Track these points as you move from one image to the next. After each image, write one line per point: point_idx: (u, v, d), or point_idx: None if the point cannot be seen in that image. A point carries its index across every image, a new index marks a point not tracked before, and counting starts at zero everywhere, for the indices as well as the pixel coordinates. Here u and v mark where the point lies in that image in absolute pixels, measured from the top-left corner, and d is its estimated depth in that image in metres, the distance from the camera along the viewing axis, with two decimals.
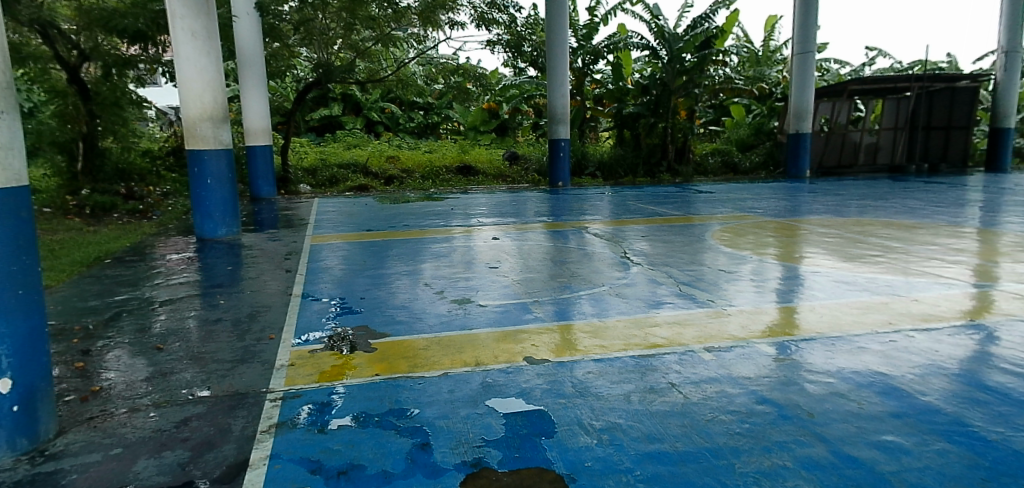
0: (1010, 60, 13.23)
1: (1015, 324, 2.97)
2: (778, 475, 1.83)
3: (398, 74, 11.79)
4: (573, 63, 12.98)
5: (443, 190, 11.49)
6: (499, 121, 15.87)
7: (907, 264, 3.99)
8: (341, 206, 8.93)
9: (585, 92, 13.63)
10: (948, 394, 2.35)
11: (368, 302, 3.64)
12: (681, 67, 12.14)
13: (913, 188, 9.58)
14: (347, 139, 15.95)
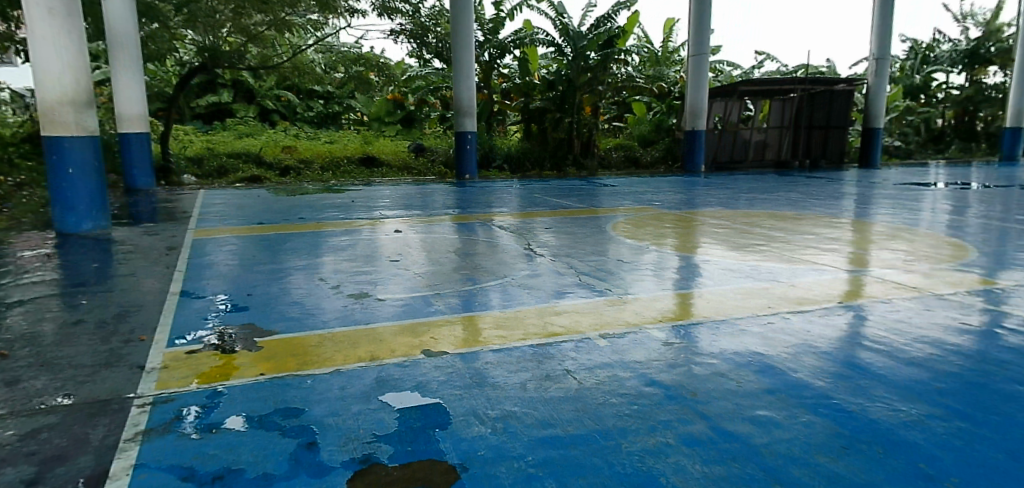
0: (879, 67, 14.88)
1: (875, 305, 3.23)
2: (662, 453, 1.93)
3: (294, 60, 11.16)
4: (479, 56, 12.89)
5: (343, 183, 11.03)
6: (404, 112, 15.44)
7: (788, 252, 4.29)
8: (230, 199, 8.29)
9: (492, 85, 13.54)
10: (816, 370, 2.52)
11: (256, 298, 3.24)
12: (585, 65, 12.63)
13: (783, 182, 10.53)
14: (238, 128, 14.98)
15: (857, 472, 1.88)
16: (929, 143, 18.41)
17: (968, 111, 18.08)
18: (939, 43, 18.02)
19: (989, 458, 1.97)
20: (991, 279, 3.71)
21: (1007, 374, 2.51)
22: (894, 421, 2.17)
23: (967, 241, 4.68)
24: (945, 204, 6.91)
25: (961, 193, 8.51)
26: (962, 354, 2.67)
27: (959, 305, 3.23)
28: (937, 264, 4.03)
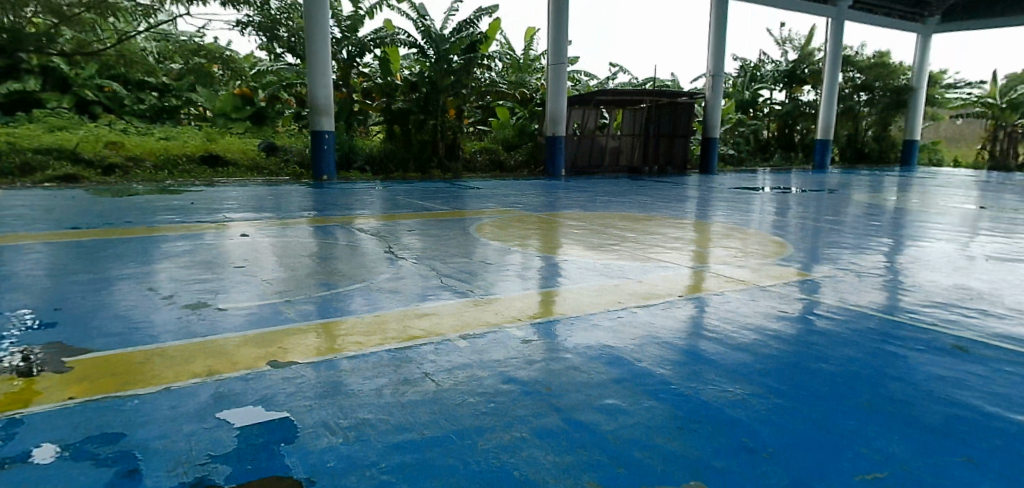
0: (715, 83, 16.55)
1: (710, 297, 3.56)
2: (516, 447, 1.97)
3: (120, 48, 10.39)
4: (337, 53, 13.03)
5: (181, 183, 10.21)
6: (254, 108, 14.79)
7: (637, 251, 4.60)
8: (36, 200, 7.29)
9: (352, 84, 13.45)
10: (659, 359, 2.73)
11: (68, 313, 2.86)
12: (449, 68, 12.85)
13: (634, 186, 11.42)
14: (49, 120, 12.63)
15: (690, 450, 2.07)
16: (757, 152, 20.83)
17: (787, 125, 20.75)
18: (764, 63, 20.46)
19: (797, 428, 2.27)
20: (803, 271, 4.26)
21: (813, 353, 2.88)
22: (723, 401, 2.41)
23: (785, 238, 5.33)
24: (768, 207, 7.83)
25: (780, 196, 9.70)
26: (779, 338, 3.03)
27: (778, 295, 3.66)
28: (761, 259, 4.55)
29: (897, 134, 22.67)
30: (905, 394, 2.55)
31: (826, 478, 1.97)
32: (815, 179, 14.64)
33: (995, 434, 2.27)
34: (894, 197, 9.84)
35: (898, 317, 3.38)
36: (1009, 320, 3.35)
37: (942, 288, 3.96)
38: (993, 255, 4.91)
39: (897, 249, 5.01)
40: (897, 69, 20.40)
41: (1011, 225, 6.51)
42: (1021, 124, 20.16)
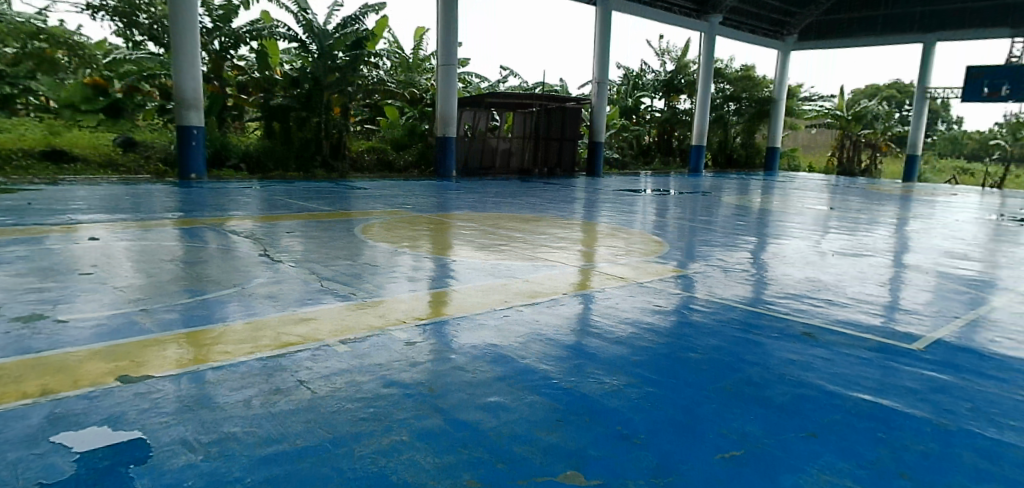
0: (601, 89, 17.30)
1: (593, 294, 3.71)
2: (394, 451, 1.94)
3: None
4: (208, 44, 12.22)
5: (17, 182, 9.17)
6: (109, 100, 12.55)
7: (525, 251, 4.70)
8: None
9: (225, 77, 12.61)
10: (542, 355, 2.80)
11: None
12: (333, 64, 12.64)
13: (525, 187, 11.70)
14: None
15: (568, 441, 2.14)
16: (640, 157, 21.99)
17: (666, 131, 22.20)
18: (645, 72, 21.81)
19: (666, 414, 2.41)
20: (678, 268, 4.56)
21: (683, 343, 3.08)
22: (601, 393, 2.52)
23: (663, 238, 5.67)
24: (649, 208, 8.29)
25: (661, 198, 10.31)
26: (653, 330, 3.21)
27: (655, 290, 3.88)
28: (641, 257, 4.80)
29: (762, 140, 24.60)
30: (761, 377, 2.80)
31: (690, 459, 2.12)
32: (693, 182, 15.71)
33: (833, 410, 2.55)
34: (759, 199, 10.79)
35: (758, 308, 3.70)
36: (848, 308, 3.78)
37: (796, 280, 4.38)
38: (838, 251, 5.51)
39: (760, 246, 5.49)
40: (761, 81, 22.62)
41: (853, 224, 7.34)
42: (862, 134, 22.76)
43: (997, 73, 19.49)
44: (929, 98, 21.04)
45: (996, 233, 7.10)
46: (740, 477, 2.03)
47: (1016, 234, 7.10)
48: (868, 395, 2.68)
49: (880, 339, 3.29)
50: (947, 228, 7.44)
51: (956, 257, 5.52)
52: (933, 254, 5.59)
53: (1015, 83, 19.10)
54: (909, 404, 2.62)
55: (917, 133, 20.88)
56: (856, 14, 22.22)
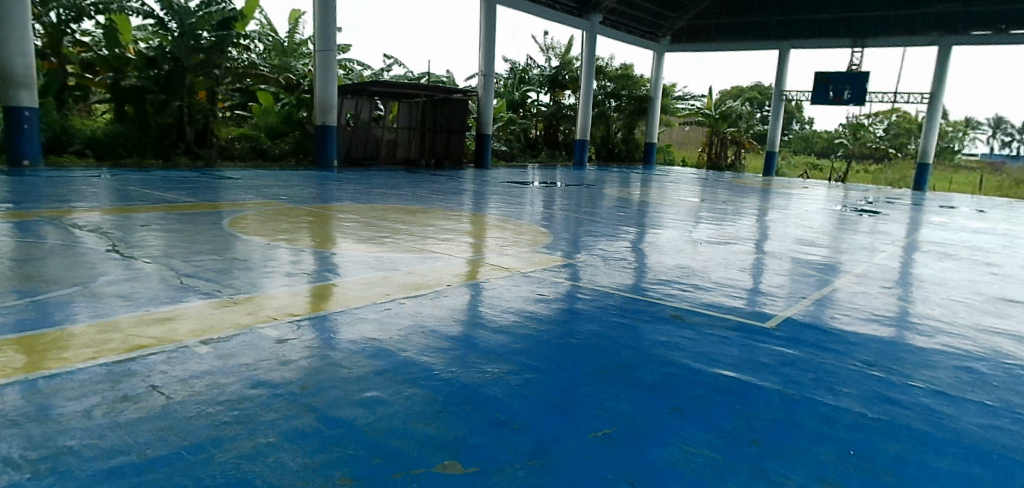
0: (487, 82, 17.41)
1: (476, 285, 3.74)
2: (259, 454, 1.84)
3: None
4: (42, 16, 11.39)
5: None
6: None
7: (408, 243, 4.64)
8: None
9: (65, 55, 11.80)
10: (423, 347, 2.78)
11: None
12: (196, 45, 11.94)
13: (411, 179, 11.56)
14: None
15: (448, 431, 2.14)
16: (527, 150, 22.33)
17: (553, 125, 22.65)
18: (531, 67, 22.43)
19: (544, 399, 2.48)
20: (562, 259, 4.70)
21: (564, 330, 3.19)
22: (482, 381, 2.54)
23: (548, 229, 5.83)
24: (537, 200, 8.49)
25: (548, 190, 10.60)
26: (535, 318, 3.29)
27: (538, 280, 3.98)
28: (526, 248, 4.91)
29: (640, 136, 25.59)
30: (635, 359, 2.95)
31: (566, 440, 2.19)
32: (579, 175, 16.31)
33: (697, 386, 2.75)
34: (639, 192, 11.40)
35: (634, 294, 3.91)
36: (713, 292, 4.10)
37: (668, 268, 4.68)
38: (706, 239, 5.95)
39: (638, 236, 5.80)
40: (640, 80, 24.03)
41: (720, 215, 7.96)
42: (728, 132, 24.97)
43: (839, 79, 21.57)
44: (784, 100, 23.40)
45: (837, 222, 7.99)
46: (611, 455, 2.13)
47: (853, 223, 8.04)
48: (727, 371, 2.92)
49: (739, 319, 3.60)
50: (798, 217, 8.27)
51: (805, 243, 6.15)
52: (787, 241, 6.19)
53: (854, 89, 21.29)
54: (763, 378, 2.88)
55: (774, 132, 23.01)
56: (721, 20, 23.94)
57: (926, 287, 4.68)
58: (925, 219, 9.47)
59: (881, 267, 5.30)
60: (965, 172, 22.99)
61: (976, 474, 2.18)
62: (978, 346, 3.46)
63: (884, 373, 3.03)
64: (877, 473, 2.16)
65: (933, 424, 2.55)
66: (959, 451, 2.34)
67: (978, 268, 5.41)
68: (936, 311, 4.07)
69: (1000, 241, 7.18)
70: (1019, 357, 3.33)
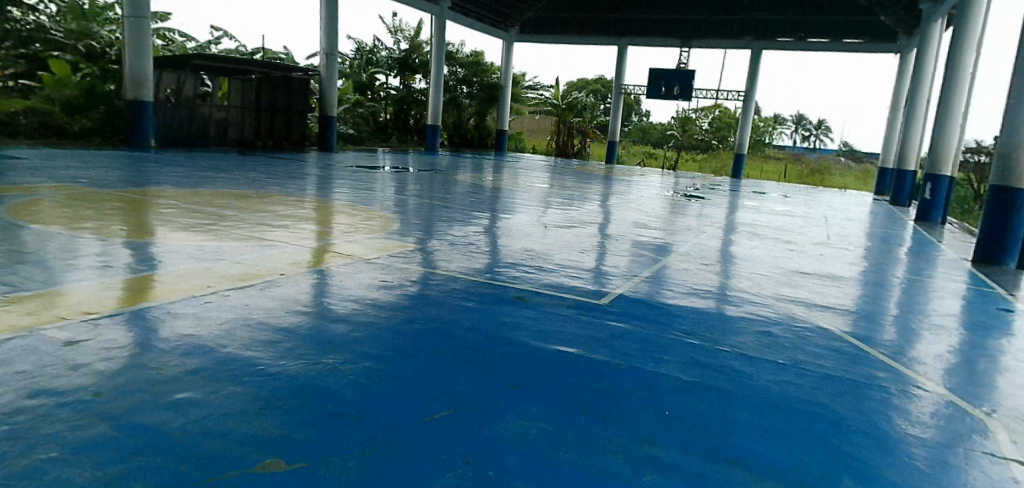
0: (330, 62, 16.76)
1: (312, 273, 3.59)
2: (37, 472, 1.61)
3: None
4: None
5: None
6: None
7: (238, 230, 4.33)
8: None
9: None
10: (247, 341, 2.60)
11: None
12: None
13: (248, 162, 10.74)
14: None
15: (273, 429, 2.02)
16: (376, 133, 21.76)
17: (403, 109, 22.27)
18: (379, 49, 22.20)
19: (381, 387, 2.43)
20: (408, 245, 4.66)
21: (405, 315, 3.16)
22: (314, 373, 2.43)
23: (397, 216, 5.75)
24: (389, 186, 8.33)
25: (400, 176, 10.43)
26: (376, 305, 3.23)
27: (381, 267, 3.92)
28: (372, 234, 4.80)
29: (491, 123, 25.91)
30: (476, 340, 3.01)
31: (402, 426, 2.17)
32: (433, 161, 16.27)
33: (535, 363, 2.86)
34: (491, 178, 11.60)
35: (478, 277, 3.98)
36: (553, 272, 4.30)
37: (514, 251, 4.83)
38: (552, 223, 6.23)
39: (487, 222, 5.92)
40: (489, 68, 24.34)
41: (566, 201, 8.37)
42: (574, 121, 26.42)
43: (669, 75, 23.64)
44: (624, 93, 24.92)
45: (668, 207, 8.74)
46: (448, 436, 2.15)
47: (682, 207, 8.85)
48: (564, 347, 3.07)
49: (576, 297, 3.81)
50: (635, 202, 8.93)
51: (640, 226, 6.66)
52: (624, 224, 6.66)
53: (683, 85, 23.39)
54: (595, 351, 3.07)
55: (615, 123, 24.45)
56: (566, 15, 24.92)
57: (736, 262, 5.30)
58: (740, 203, 10.70)
59: (702, 246, 5.90)
60: (772, 161, 26.34)
61: (766, 422, 2.51)
62: (774, 312, 3.98)
63: (699, 340, 3.37)
64: (688, 430, 2.40)
65: (736, 382, 2.89)
66: (754, 404, 2.67)
67: (778, 245, 6.23)
68: (744, 284, 4.62)
69: (796, 222, 8.32)
70: (805, 319, 3.89)
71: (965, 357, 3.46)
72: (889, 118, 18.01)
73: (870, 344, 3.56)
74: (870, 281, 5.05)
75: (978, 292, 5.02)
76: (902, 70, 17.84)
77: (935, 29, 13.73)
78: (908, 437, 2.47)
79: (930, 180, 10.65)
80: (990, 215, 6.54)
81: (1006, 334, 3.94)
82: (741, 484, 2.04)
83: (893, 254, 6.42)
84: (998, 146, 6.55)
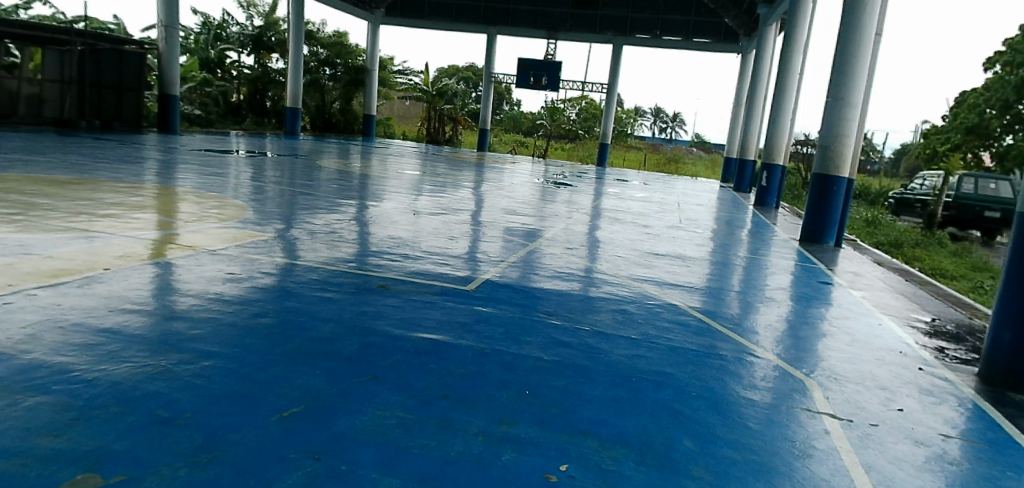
0: (169, 35, 14.94)
1: (144, 267, 3.28)
2: None
3: None
4: None
5: None
6: None
7: (53, 222, 3.84)
8: None
9: None
10: (59, 346, 2.31)
11: None
12: None
13: (71, 144, 9.47)
14: None
15: (86, 441, 1.80)
16: (229, 114, 20.32)
17: (258, 90, 21.17)
18: (229, 24, 20.76)
19: (223, 388, 2.24)
20: (263, 237, 4.41)
21: (255, 309, 2.98)
22: (141, 377, 2.20)
23: (253, 208, 5.41)
24: (246, 174, 7.79)
25: (258, 162, 9.78)
26: (221, 299, 3.02)
27: (231, 260, 3.67)
28: (221, 227, 4.48)
29: (358, 107, 25.03)
30: (334, 332, 2.88)
31: (243, 428, 2.01)
32: (294, 146, 15.35)
33: (396, 352, 2.77)
34: (360, 165, 11.24)
35: (339, 267, 3.86)
36: (420, 260, 4.27)
37: (379, 240, 4.74)
38: (421, 211, 6.17)
39: (353, 211, 5.75)
40: (355, 49, 23.50)
41: (435, 187, 8.33)
42: (446, 108, 25.93)
43: (537, 65, 24.34)
44: (494, 81, 25.05)
45: (537, 194, 9.01)
46: (296, 434, 2.02)
47: (551, 194, 9.15)
48: (428, 334, 3.02)
49: (443, 284, 3.81)
50: (506, 189, 9.08)
51: (509, 213, 6.80)
52: (494, 211, 6.76)
53: (551, 76, 24.28)
54: (458, 336, 3.05)
55: (485, 111, 24.52)
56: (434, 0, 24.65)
57: (598, 246, 5.58)
58: (603, 190, 11.30)
59: (568, 231, 6.15)
60: (634, 151, 28.11)
61: (618, 395, 2.65)
62: (630, 291, 4.23)
63: (561, 321, 3.49)
64: (546, 409, 2.44)
65: (593, 360, 3.01)
66: (610, 379, 2.80)
67: (636, 229, 6.64)
68: (605, 266, 4.88)
69: (654, 207, 8.92)
70: (657, 297, 4.18)
71: (790, 324, 3.90)
72: (733, 113, 19.89)
73: (712, 317, 3.90)
74: (715, 261, 5.54)
75: (803, 268, 5.68)
76: (743, 70, 19.80)
77: (770, 33, 15.24)
78: (740, 400, 2.71)
79: (766, 168, 11.96)
80: (813, 198, 7.42)
81: (823, 303, 4.49)
82: (593, 455, 2.11)
83: (736, 235, 7.08)
84: (819, 139, 7.45)
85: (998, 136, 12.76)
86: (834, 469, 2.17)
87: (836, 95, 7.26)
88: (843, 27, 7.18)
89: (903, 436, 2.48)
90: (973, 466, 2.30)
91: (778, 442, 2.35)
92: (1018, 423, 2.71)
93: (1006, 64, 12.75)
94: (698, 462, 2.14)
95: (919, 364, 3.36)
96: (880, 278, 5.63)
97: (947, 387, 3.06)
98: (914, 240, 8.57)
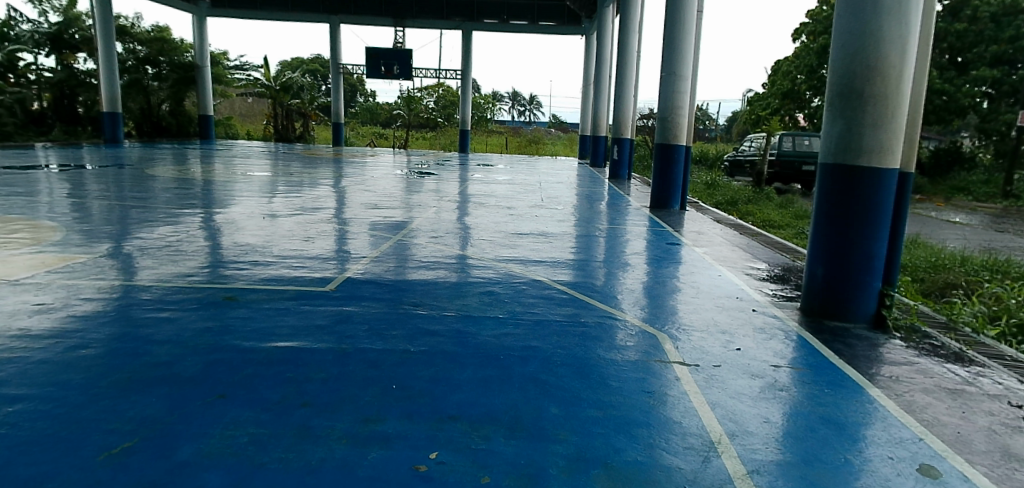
0: None
1: None
2: None
3: None
4: None
5: None
6: None
7: None
8: None
9: None
10: None
11: None
12: None
13: None
14: None
15: None
16: (30, 125, 17.89)
17: (65, 94, 18.71)
18: (18, 21, 18.20)
19: (30, 434, 1.94)
20: (84, 258, 3.96)
21: (73, 342, 2.67)
22: None
23: (71, 228, 4.83)
24: (61, 190, 6.92)
25: (76, 176, 8.68)
26: (29, 336, 2.69)
27: (43, 292, 3.28)
28: (30, 254, 3.99)
29: (191, 107, 22.96)
30: (172, 354, 2.62)
31: (57, 472, 1.75)
32: (117, 155, 13.71)
33: (246, 366, 2.56)
34: (201, 170, 10.35)
35: (178, 283, 3.56)
36: (273, 266, 4.06)
37: (227, 248, 4.44)
38: (274, 214, 5.85)
39: (195, 221, 5.31)
40: (180, 45, 21.53)
41: (290, 188, 7.91)
42: (292, 103, 24.26)
43: (386, 54, 23.83)
44: (342, 72, 24.00)
45: (399, 185, 8.88)
46: (124, 468, 1.78)
47: (414, 185, 9.05)
48: (281, 343, 2.83)
49: (299, 288, 3.64)
50: (367, 183, 8.84)
51: (371, 207, 6.63)
52: (355, 206, 6.56)
53: (402, 64, 23.95)
54: (317, 339, 2.90)
55: (337, 103, 23.48)
56: None
57: (463, 231, 5.62)
58: (467, 175, 11.40)
59: (433, 220, 6.12)
60: (495, 136, 28.52)
61: (486, 374, 2.64)
62: (495, 272, 4.31)
63: (426, 310, 3.47)
64: (416, 398, 2.37)
65: (459, 343, 3.00)
66: (477, 360, 2.80)
67: (500, 212, 6.75)
68: (470, 250, 4.91)
69: (517, 189, 9.11)
70: (523, 275, 4.28)
71: (644, 285, 4.20)
72: (583, 92, 20.87)
73: (576, 287, 4.07)
74: (576, 235, 5.77)
75: (655, 232, 6.10)
76: (587, 52, 20.84)
77: (608, 15, 15.85)
78: (602, 362, 2.84)
79: (617, 143, 12.72)
80: (659, 167, 7.94)
81: (673, 262, 4.86)
82: (462, 436, 2.09)
83: (595, 209, 7.43)
84: (658, 112, 8.01)
85: (808, 98, 14.65)
86: (685, 411, 2.35)
87: (671, 70, 7.83)
88: (669, 6, 7.74)
89: (741, 372, 2.75)
90: (798, 389, 2.60)
91: (638, 395, 2.49)
92: (831, 346, 3.11)
93: (810, 34, 14.41)
94: (566, 428, 2.18)
95: (753, 306, 3.75)
96: (720, 234, 6.18)
97: (776, 323, 3.44)
98: (747, 197, 9.50)
